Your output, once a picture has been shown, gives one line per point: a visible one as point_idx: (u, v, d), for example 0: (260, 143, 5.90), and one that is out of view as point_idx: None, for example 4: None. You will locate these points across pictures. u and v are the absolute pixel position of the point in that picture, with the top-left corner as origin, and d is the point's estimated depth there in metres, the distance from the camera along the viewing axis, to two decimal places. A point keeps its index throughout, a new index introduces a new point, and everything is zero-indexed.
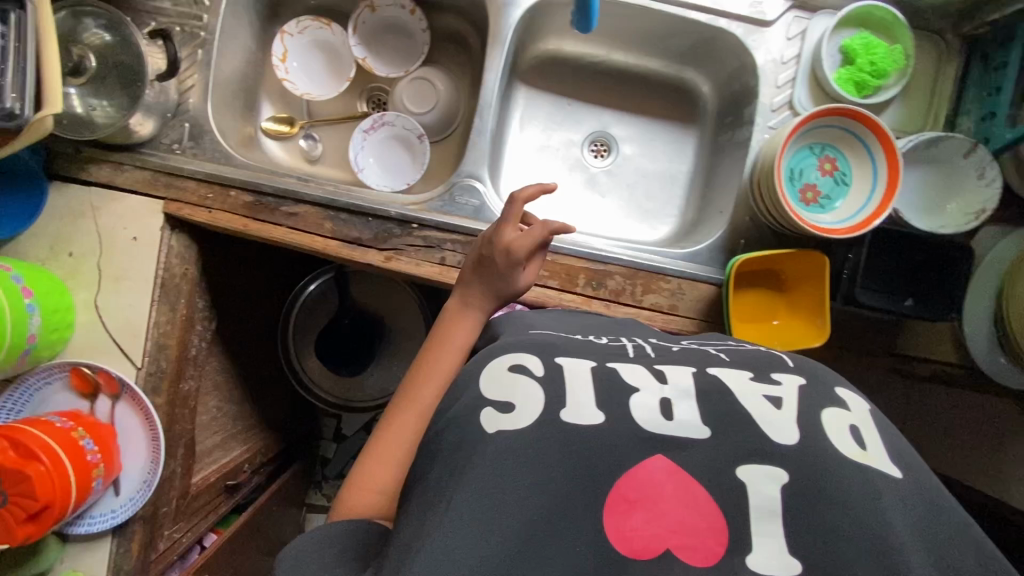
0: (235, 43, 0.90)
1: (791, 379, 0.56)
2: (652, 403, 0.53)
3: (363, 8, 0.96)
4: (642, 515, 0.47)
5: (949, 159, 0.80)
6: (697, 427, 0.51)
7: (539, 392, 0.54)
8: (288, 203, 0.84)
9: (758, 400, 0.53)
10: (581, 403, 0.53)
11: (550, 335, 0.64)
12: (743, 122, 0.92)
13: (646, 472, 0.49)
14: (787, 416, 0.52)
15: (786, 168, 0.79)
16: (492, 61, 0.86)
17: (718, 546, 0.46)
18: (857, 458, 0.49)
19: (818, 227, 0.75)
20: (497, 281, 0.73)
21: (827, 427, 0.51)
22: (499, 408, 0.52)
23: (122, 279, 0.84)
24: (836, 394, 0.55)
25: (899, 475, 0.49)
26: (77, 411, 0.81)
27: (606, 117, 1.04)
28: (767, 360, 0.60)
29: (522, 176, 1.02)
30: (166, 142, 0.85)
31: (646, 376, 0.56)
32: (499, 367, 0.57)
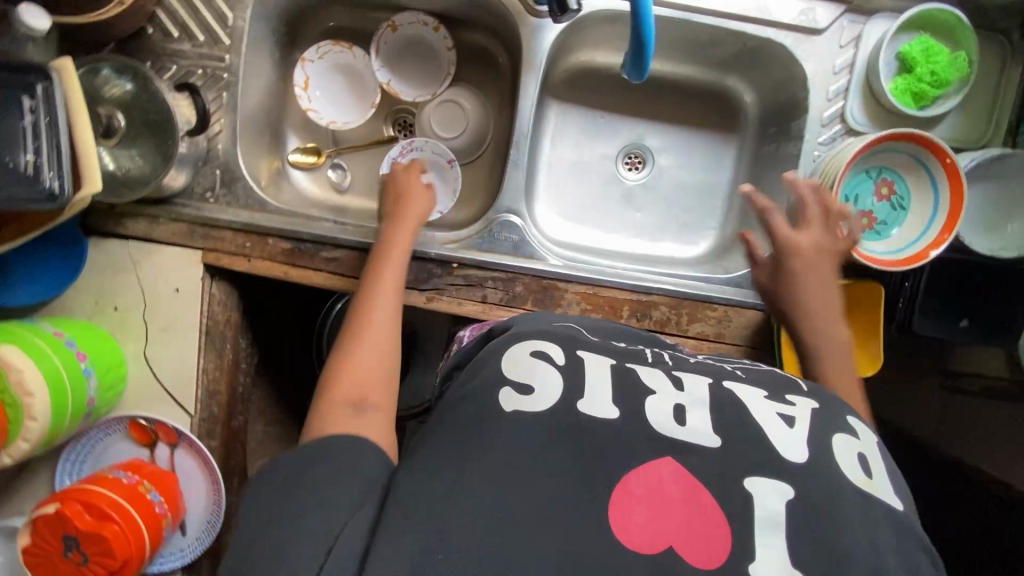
0: (258, 77, 0.87)
1: (804, 403, 0.52)
2: (665, 406, 0.50)
3: (385, 28, 0.91)
4: (645, 512, 0.45)
5: (1018, 176, 0.76)
6: (706, 434, 0.48)
7: (557, 376, 0.52)
8: (327, 248, 0.83)
9: (770, 417, 0.50)
10: (599, 394, 0.51)
11: (566, 330, 0.62)
12: (790, 136, 0.88)
13: (654, 473, 0.46)
14: (797, 434, 0.49)
15: (842, 195, 0.76)
16: (526, 88, 0.82)
17: (721, 553, 0.43)
18: (862, 485, 0.46)
19: (868, 256, 0.73)
20: (421, 198, 0.81)
21: (835, 449, 0.48)
22: (518, 388, 0.51)
23: (168, 330, 0.85)
24: (846, 422, 0.51)
25: (899, 508, 0.47)
26: (138, 461, 0.84)
27: (641, 128, 1.00)
28: (783, 381, 0.56)
29: (557, 196, 0.99)
30: (199, 190, 0.83)
31: (662, 380, 0.53)
32: (521, 351, 0.56)
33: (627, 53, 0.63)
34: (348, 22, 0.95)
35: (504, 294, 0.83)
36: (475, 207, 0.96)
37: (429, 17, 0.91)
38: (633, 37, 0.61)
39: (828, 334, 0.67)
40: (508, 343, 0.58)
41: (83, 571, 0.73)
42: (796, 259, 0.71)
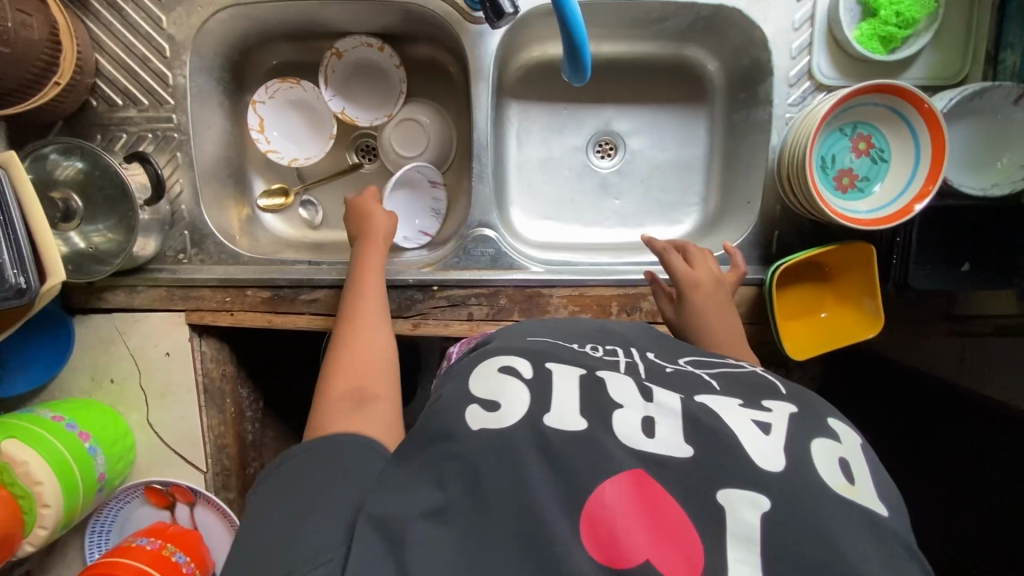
0: (210, 129, 0.86)
1: (782, 408, 0.52)
2: (632, 418, 0.50)
3: (329, 57, 0.90)
4: (615, 523, 0.44)
5: (1002, 109, 0.72)
6: (677, 445, 0.48)
7: (524, 394, 0.52)
8: (305, 291, 0.82)
9: (745, 423, 0.49)
10: (567, 406, 0.51)
11: (544, 343, 0.60)
12: (759, 102, 0.84)
13: (626, 485, 0.46)
14: (774, 442, 0.48)
15: (817, 158, 0.73)
16: (478, 99, 0.80)
17: (693, 569, 0.43)
18: (843, 491, 0.45)
19: (850, 218, 0.70)
20: (386, 218, 0.81)
21: (814, 453, 0.47)
22: (484, 405, 0.51)
23: (168, 394, 0.86)
24: (829, 427, 0.51)
25: (886, 514, 0.45)
26: (160, 525, 0.86)
27: (607, 114, 0.97)
28: (760, 385, 0.56)
29: (532, 197, 0.97)
30: (171, 253, 0.83)
31: (632, 391, 0.53)
32: (489, 367, 0.56)
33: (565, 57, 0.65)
34: (292, 56, 0.93)
35: (489, 309, 0.82)
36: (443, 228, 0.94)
37: (372, 38, 0.89)
38: (565, 38, 0.62)
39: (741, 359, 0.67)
40: (480, 358, 0.59)
41: None
42: (696, 293, 0.72)
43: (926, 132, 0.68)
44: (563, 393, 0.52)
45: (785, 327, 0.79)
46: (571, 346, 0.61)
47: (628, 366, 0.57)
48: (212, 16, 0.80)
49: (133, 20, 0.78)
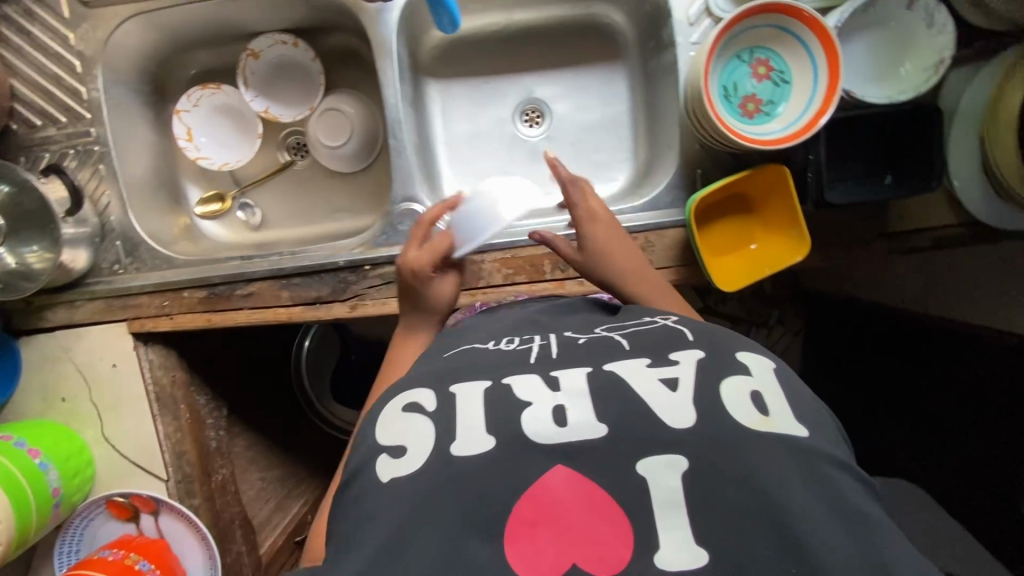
0: (133, 142, 0.87)
1: (688, 356, 0.54)
2: (544, 413, 0.50)
3: (246, 58, 0.91)
4: (537, 536, 0.45)
5: (895, 16, 0.73)
6: (591, 426, 0.49)
7: (428, 428, 0.52)
8: (240, 285, 0.83)
9: (653, 384, 0.51)
10: (471, 427, 0.51)
11: (460, 355, 0.60)
12: (665, 46, 0.85)
13: (545, 488, 0.47)
14: (683, 397, 0.50)
15: (717, 88, 0.74)
16: (387, 76, 0.81)
17: (626, 550, 0.44)
18: (756, 426, 0.48)
19: (756, 139, 0.70)
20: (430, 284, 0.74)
21: (721, 393, 0.50)
22: (391, 454, 0.51)
23: (119, 406, 0.86)
24: (737, 361, 0.54)
25: (803, 433, 0.49)
26: (126, 537, 0.87)
27: (528, 82, 0.98)
28: (666, 338, 0.57)
29: (464, 172, 0.98)
30: (106, 265, 0.84)
31: (538, 386, 0.53)
32: (393, 410, 0.56)
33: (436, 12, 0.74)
34: (211, 63, 0.95)
35: None
36: (365, 217, 0.97)
37: (285, 34, 0.91)
38: None
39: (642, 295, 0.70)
40: (385, 401, 0.58)
41: None
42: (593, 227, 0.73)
43: (818, 43, 0.68)
44: (466, 416, 0.52)
45: (714, 263, 0.78)
46: (485, 346, 0.61)
47: (541, 353, 0.58)
48: (117, 29, 0.81)
49: (42, 42, 0.80)
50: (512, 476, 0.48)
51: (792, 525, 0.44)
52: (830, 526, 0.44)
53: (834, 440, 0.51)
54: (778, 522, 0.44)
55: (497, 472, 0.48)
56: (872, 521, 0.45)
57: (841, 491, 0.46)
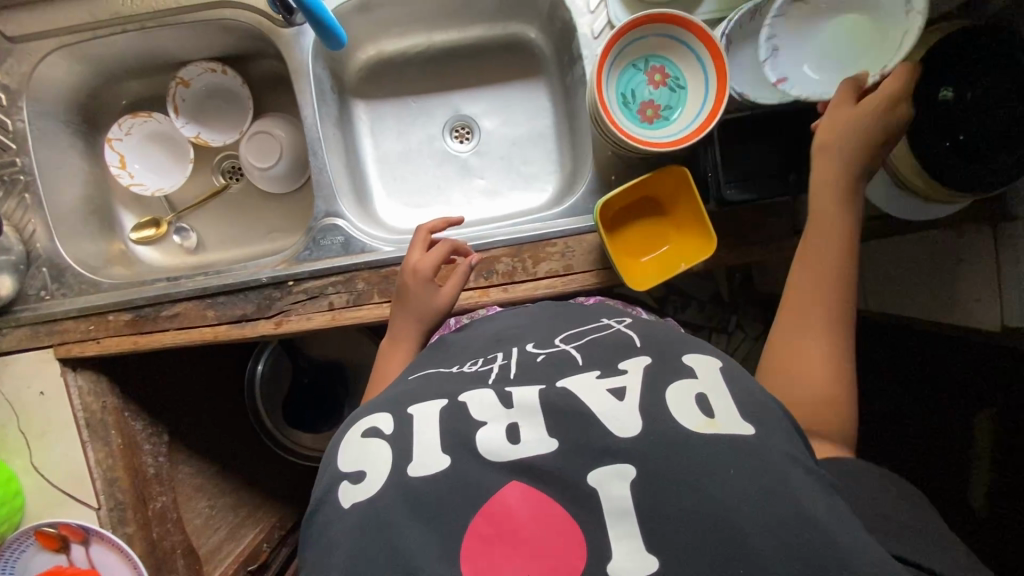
0: (63, 172, 0.89)
1: (637, 365, 0.54)
2: (498, 433, 0.50)
3: (176, 86, 0.94)
4: (491, 552, 0.45)
5: None
6: (544, 442, 0.49)
7: (386, 451, 0.52)
8: (166, 306, 0.84)
9: (600, 394, 0.51)
10: (427, 447, 0.51)
11: (424, 377, 0.61)
12: (576, 59, 0.88)
13: (500, 505, 0.47)
14: (630, 407, 0.50)
15: (616, 96, 0.77)
16: (304, 96, 0.84)
17: (578, 560, 0.44)
18: (704, 428, 0.48)
19: (656, 143, 0.73)
20: (424, 289, 0.76)
21: (671, 402, 0.50)
22: (351, 479, 0.51)
23: (46, 433, 0.86)
24: (683, 364, 0.54)
25: (751, 432, 0.47)
26: (58, 567, 0.86)
27: (455, 100, 1.01)
28: (620, 345, 0.58)
29: (399, 192, 1.00)
30: (33, 292, 0.85)
31: (493, 404, 0.53)
32: (355, 433, 0.56)
33: (319, 31, 0.77)
34: (145, 93, 0.98)
35: (348, 296, 0.83)
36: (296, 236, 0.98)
37: (213, 62, 0.94)
38: (310, 19, 0.74)
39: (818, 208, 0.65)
40: (346, 427, 0.58)
41: None
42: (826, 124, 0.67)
43: (704, 47, 0.72)
44: (423, 436, 0.52)
45: (628, 263, 0.80)
46: (450, 369, 0.61)
47: (500, 375, 0.57)
48: (40, 62, 0.84)
49: None
50: (455, 487, 0.48)
51: (721, 520, 0.43)
52: (771, 522, 0.42)
53: (787, 436, 0.48)
54: (718, 521, 0.43)
55: (438, 485, 0.48)
56: (807, 506, 0.43)
57: (793, 486, 0.44)
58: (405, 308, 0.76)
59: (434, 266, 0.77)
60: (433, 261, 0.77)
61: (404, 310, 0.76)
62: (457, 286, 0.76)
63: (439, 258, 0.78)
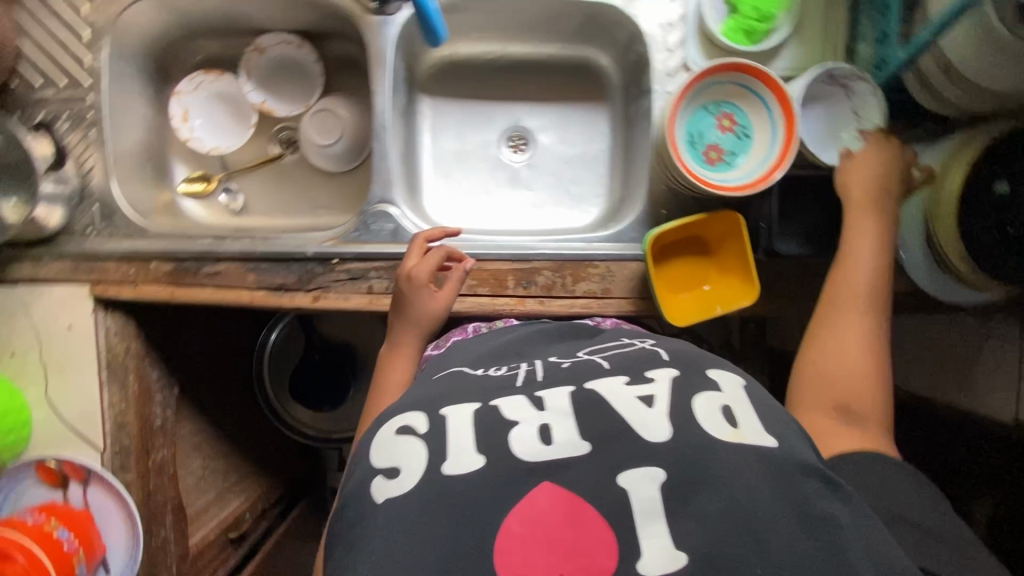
0: (129, 115, 0.90)
1: (665, 373, 0.56)
2: (530, 432, 0.51)
3: (251, 52, 0.96)
4: (526, 550, 0.45)
5: (829, 97, 0.80)
6: (576, 444, 0.49)
7: (421, 447, 0.51)
8: (209, 263, 0.85)
9: (629, 402, 0.52)
10: (463, 447, 0.50)
11: (449, 378, 0.61)
12: (643, 92, 0.91)
13: (532, 505, 0.47)
14: (659, 412, 0.51)
15: (683, 134, 0.79)
16: (379, 84, 0.86)
17: (609, 561, 0.44)
18: (732, 439, 0.49)
19: (720, 186, 0.75)
20: (417, 294, 0.78)
21: (697, 411, 0.51)
22: (385, 475, 0.50)
23: (68, 368, 0.86)
24: (708, 378, 0.55)
25: (774, 445, 0.49)
26: (50, 504, 0.84)
27: (517, 110, 1.03)
28: (644, 357, 0.59)
29: (450, 192, 1.02)
30: (79, 227, 0.86)
31: (524, 407, 0.53)
32: (387, 433, 0.55)
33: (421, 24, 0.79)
34: (217, 53, 0.99)
35: (389, 283, 0.84)
36: (341, 216, 1.00)
37: (291, 36, 0.96)
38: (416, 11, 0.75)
39: (856, 231, 0.71)
40: (376, 426, 0.57)
41: None
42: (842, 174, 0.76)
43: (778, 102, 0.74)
44: (458, 431, 0.52)
45: (667, 298, 0.82)
46: (475, 373, 0.62)
47: (526, 378, 0.58)
48: (130, 6, 0.86)
49: (59, 10, 0.84)
50: (491, 481, 0.48)
51: (755, 536, 0.44)
52: (794, 531, 0.44)
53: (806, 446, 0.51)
54: (747, 531, 0.44)
55: (470, 478, 0.48)
56: (839, 526, 0.45)
57: (806, 496, 0.46)
58: (405, 316, 0.78)
59: (429, 271, 0.79)
60: (429, 265, 0.80)
61: (402, 314, 0.78)
62: (452, 293, 0.79)
63: (435, 264, 0.80)
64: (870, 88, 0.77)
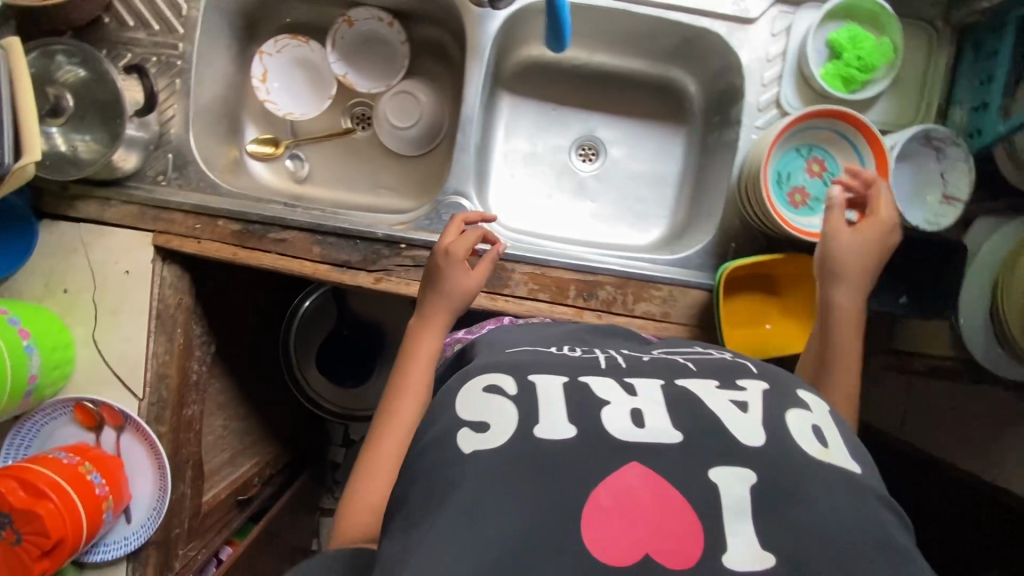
0: (213, 68, 0.89)
1: (755, 386, 0.56)
2: (622, 415, 0.52)
3: (340, 23, 0.95)
4: (613, 523, 0.46)
5: (922, 157, 0.80)
6: (667, 432, 0.50)
7: (512, 409, 0.52)
8: (276, 230, 0.84)
9: (724, 404, 0.53)
10: (554, 416, 0.52)
11: (525, 353, 0.62)
12: (730, 123, 0.91)
13: (622, 480, 0.48)
14: (753, 419, 0.52)
15: (773, 172, 0.79)
16: (472, 76, 0.85)
17: (695, 548, 0.45)
18: (818, 455, 0.50)
19: (806, 231, 0.76)
20: (451, 270, 0.75)
21: (789, 423, 0.52)
22: (474, 428, 0.52)
23: (119, 312, 0.85)
24: (799, 397, 0.55)
25: (858, 471, 0.50)
26: (82, 445, 0.83)
27: (592, 120, 1.03)
28: (731, 366, 0.59)
29: (510, 199, 1.01)
30: (151, 174, 0.85)
31: (617, 390, 0.55)
32: (474, 390, 0.56)
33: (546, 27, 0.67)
34: (305, 18, 0.99)
35: None
36: (404, 200, 0.99)
37: (383, 12, 0.95)
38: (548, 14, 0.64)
39: (834, 303, 0.67)
40: (457, 384, 0.58)
41: (15, 552, 0.72)
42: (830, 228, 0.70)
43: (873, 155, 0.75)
44: (548, 405, 0.52)
45: (733, 333, 0.82)
46: (551, 350, 0.64)
47: (609, 363, 0.60)
48: None
49: None
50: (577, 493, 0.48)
51: (839, 548, 0.45)
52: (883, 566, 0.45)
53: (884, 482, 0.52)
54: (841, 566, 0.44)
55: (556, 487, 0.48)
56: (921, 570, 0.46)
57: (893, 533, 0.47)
58: (438, 292, 0.75)
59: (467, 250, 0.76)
60: (466, 244, 0.77)
61: (431, 287, 0.75)
62: (486, 274, 0.77)
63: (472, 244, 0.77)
64: (961, 153, 0.78)
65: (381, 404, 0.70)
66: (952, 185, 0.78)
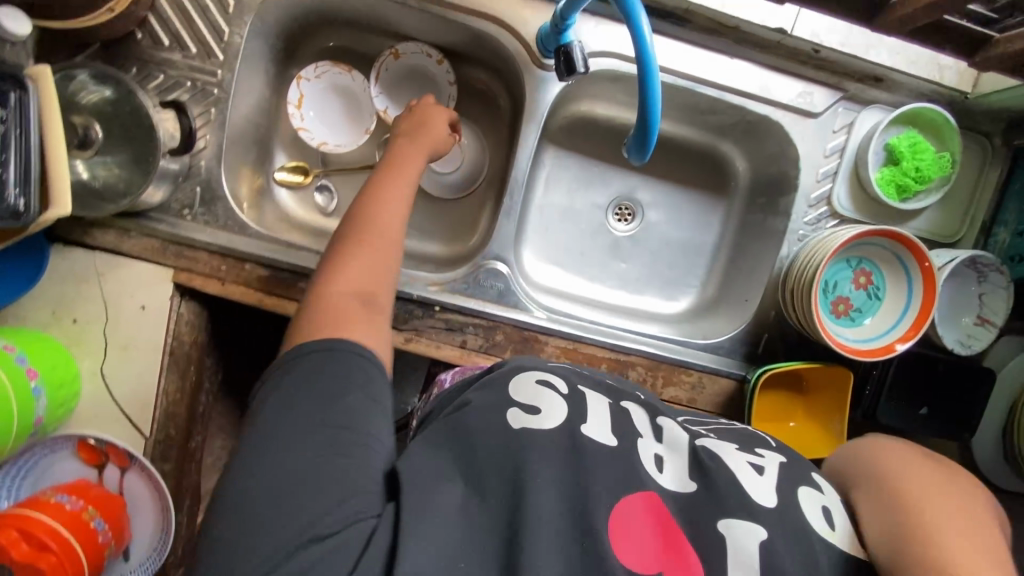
0: (250, 95, 0.84)
1: (772, 457, 0.59)
2: (651, 448, 0.56)
3: (387, 55, 0.90)
4: (631, 533, 0.49)
5: (966, 279, 0.81)
6: (685, 481, 0.54)
7: (562, 404, 0.57)
8: (306, 279, 0.81)
9: (743, 463, 0.55)
10: (599, 423, 0.56)
11: (565, 369, 0.66)
12: (777, 211, 0.90)
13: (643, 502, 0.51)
14: (767, 482, 0.54)
15: (823, 281, 0.79)
16: (525, 138, 0.83)
17: None
18: (824, 534, 0.51)
19: (842, 344, 0.76)
20: (433, 124, 0.81)
21: (800, 497, 0.53)
22: (525, 409, 0.56)
23: (130, 347, 0.79)
24: (813, 479, 0.56)
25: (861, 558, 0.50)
26: (83, 484, 0.78)
27: (633, 181, 1.00)
28: (753, 437, 0.62)
29: (544, 253, 0.98)
30: (176, 206, 0.80)
31: (648, 426, 0.60)
32: (526, 380, 0.61)
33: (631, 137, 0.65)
34: (347, 43, 0.93)
35: (484, 342, 0.82)
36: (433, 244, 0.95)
37: (433, 49, 0.90)
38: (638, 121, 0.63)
39: None
40: (514, 371, 0.63)
41: None
42: None
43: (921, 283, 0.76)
44: (593, 417, 0.57)
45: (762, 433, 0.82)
46: (591, 373, 0.69)
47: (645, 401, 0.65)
48: None
49: None
50: None
51: None
52: None
53: None
54: None
55: None
56: None
57: None
58: (417, 134, 0.79)
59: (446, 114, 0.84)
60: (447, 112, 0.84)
61: (411, 132, 0.79)
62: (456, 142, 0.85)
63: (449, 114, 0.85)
64: (1004, 281, 0.78)
65: (354, 211, 0.68)
66: (987, 307, 0.80)
